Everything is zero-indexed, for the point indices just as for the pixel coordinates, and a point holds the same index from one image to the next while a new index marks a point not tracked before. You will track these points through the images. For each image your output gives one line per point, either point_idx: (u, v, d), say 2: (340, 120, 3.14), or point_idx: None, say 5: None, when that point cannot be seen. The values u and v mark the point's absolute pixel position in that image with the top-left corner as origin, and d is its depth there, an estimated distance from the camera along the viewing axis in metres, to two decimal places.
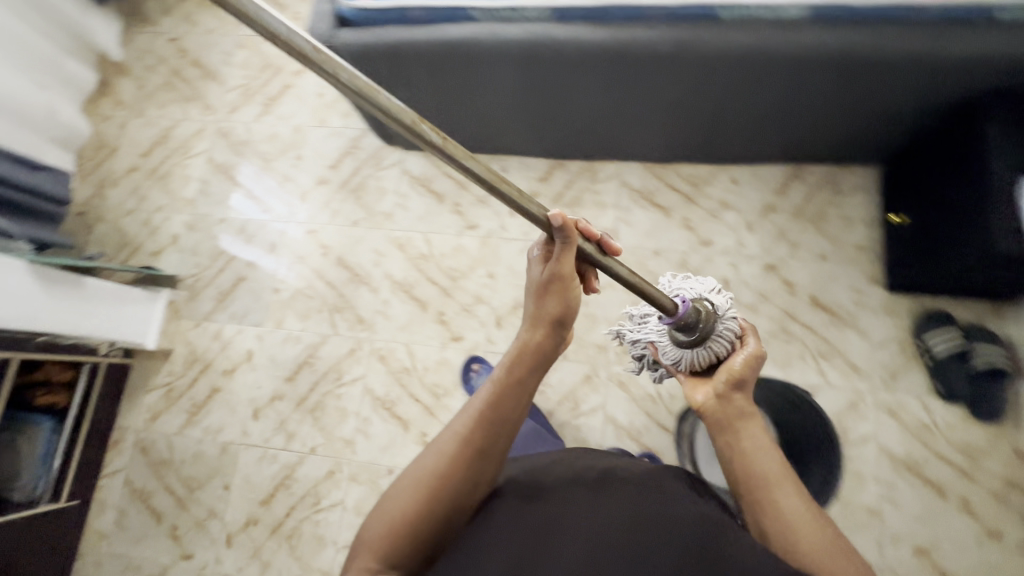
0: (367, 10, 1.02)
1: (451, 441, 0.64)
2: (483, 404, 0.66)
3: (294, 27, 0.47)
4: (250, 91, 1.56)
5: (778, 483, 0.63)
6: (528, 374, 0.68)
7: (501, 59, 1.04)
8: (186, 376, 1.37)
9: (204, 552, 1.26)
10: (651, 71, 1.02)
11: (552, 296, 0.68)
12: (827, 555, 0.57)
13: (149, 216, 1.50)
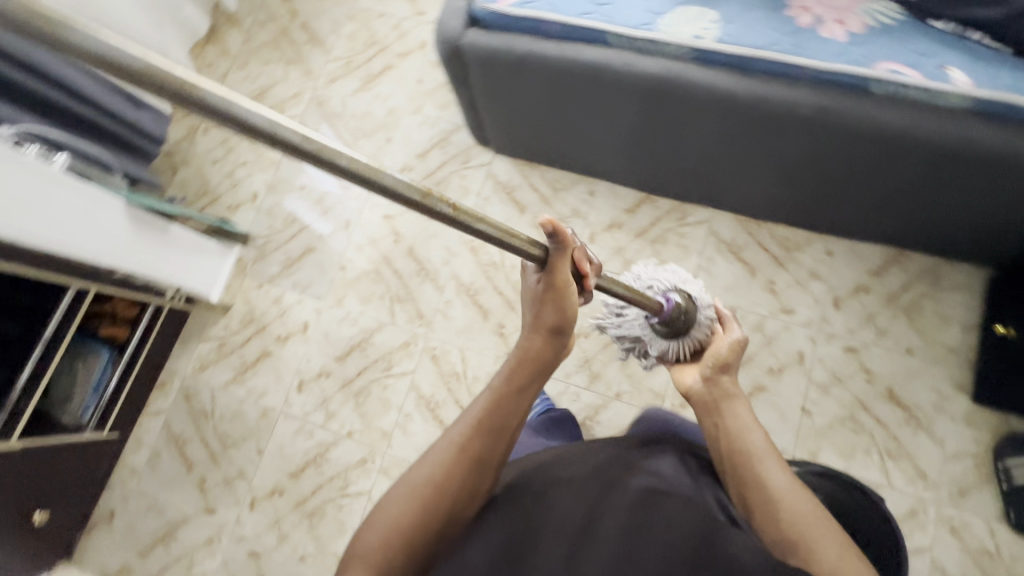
0: (502, 15, 0.99)
1: (449, 450, 0.63)
2: (481, 412, 0.65)
3: (282, 120, 0.38)
4: (353, 65, 1.56)
5: (762, 457, 0.64)
6: (524, 380, 0.67)
7: (624, 89, 1.00)
8: (241, 334, 1.39)
9: (227, 510, 1.28)
10: (779, 130, 0.97)
11: (549, 307, 0.66)
12: (808, 526, 0.58)
13: (233, 169, 1.51)
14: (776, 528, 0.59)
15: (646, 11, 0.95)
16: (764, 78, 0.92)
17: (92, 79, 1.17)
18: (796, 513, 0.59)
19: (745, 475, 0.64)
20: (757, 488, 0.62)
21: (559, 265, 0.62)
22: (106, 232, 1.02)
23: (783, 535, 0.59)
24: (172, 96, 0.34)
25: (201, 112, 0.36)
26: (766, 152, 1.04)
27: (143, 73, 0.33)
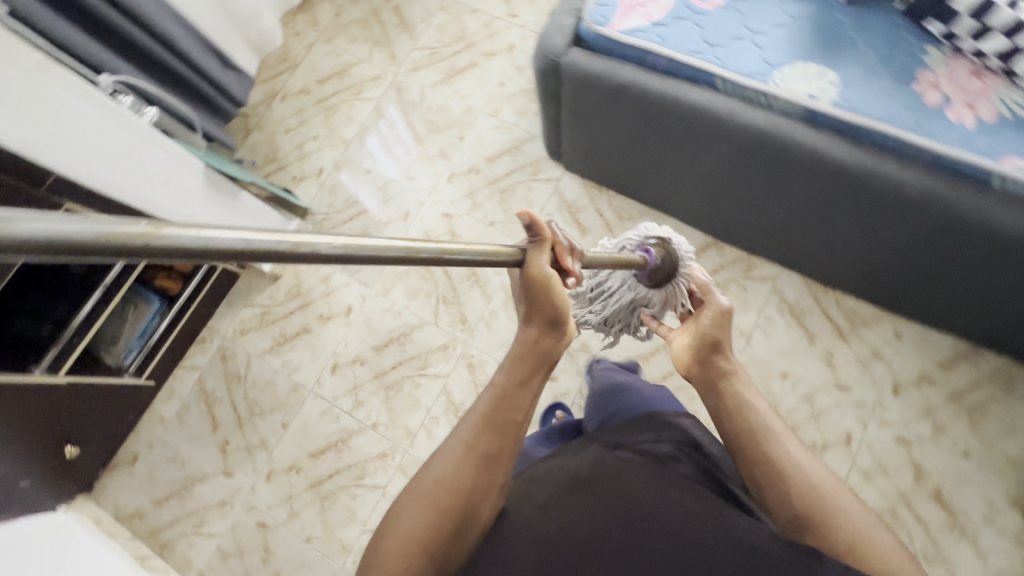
0: (610, 40, 0.97)
1: (458, 448, 0.58)
2: (485, 408, 0.60)
3: (249, 236, 0.33)
4: (437, 56, 1.55)
5: (764, 433, 0.62)
6: (528, 373, 0.62)
7: (720, 136, 0.96)
8: (285, 306, 1.40)
9: (244, 476, 1.30)
10: (876, 205, 0.92)
11: (543, 303, 0.61)
12: (818, 499, 0.57)
13: (303, 141, 1.52)
14: (785, 505, 0.58)
15: (761, 62, 0.91)
16: (873, 150, 0.87)
17: (183, 30, 1.17)
18: (803, 487, 0.57)
19: (748, 456, 0.61)
20: (761, 469, 0.60)
21: (542, 266, 0.59)
22: (185, 194, 1.03)
23: (797, 513, 0.57)
24: (130, 254, 0.28)
25: (163, 258, 0.29)
26: (857, 222, 0.98)
27: (84, 243, 0.26)
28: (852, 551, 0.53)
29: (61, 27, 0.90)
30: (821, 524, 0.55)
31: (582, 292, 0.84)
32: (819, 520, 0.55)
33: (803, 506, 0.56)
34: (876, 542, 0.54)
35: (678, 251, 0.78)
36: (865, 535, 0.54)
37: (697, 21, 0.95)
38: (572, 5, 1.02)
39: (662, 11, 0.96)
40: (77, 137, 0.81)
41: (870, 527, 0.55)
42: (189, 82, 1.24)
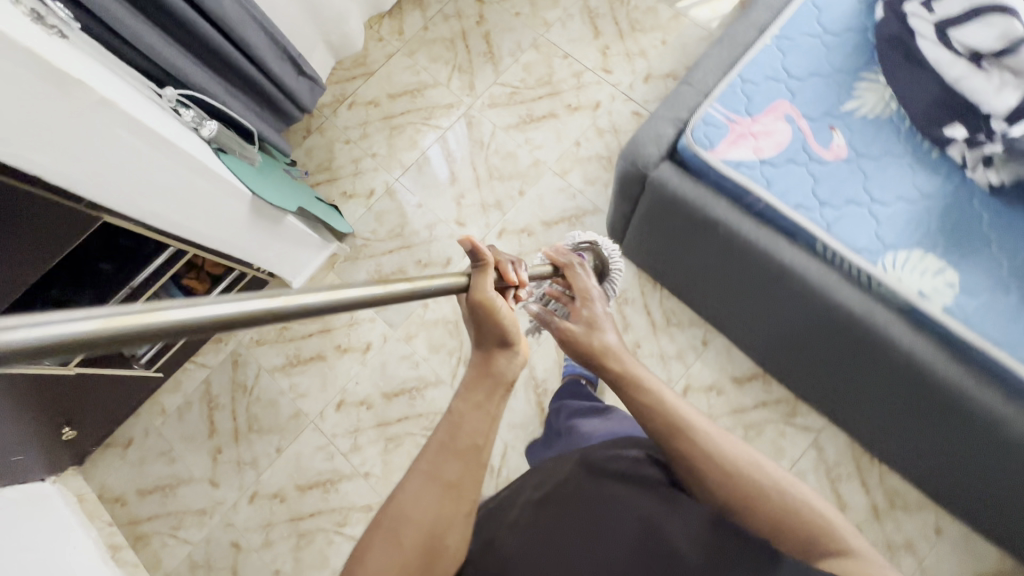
0: (710, 166, 0.87)
1: (418, 479, 0.50)
2: (444, 434, 0.52)
3: (246, 302, 0.37)
4: (517, 97, 1.46)
5: (687, 424, 0.61)
6: (487, 396, 0.55)
7: (803, 301, 0.85)
8: (306, 326, 1.36)
9: (229, 491, 1.28)
10: (955, 423, 0.81)
11: (486, 327, 0.58)
12: (732, 481, 0.57)
13: (361, 156, 1.46)
14: (710, 493, 0.58)
15: (873, 236, 0.80)
16: (976, 371, 0.76)
17: (259, 33, 1.11)
18: (728, 474, 0.58)
19: (675, 452, 0.60)
20: (687, 471, 0.60)
21: (487, 288, 0.58)
22: (227, 219, 0.97)
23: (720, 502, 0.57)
24: (145, 337, 0.31)
25: (165, 336, 0.33)
26: (931, 429, 0.87)
27: (87, 336, 0.28)
28: (780, 523, 0.55)
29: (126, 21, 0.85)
30: (749, 507, 0.56)
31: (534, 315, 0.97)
32: (744, 500, 0.56)
33: (727, 492, 0.57)
34: (800, 505, 0.56)
35: (605, 249, 0.95)
36: (796, 502, 0.56)
37: (812, 170, 0.84)
38: (676, 112, 0.92)
39: (775, 149, 0.85)
40: (129, 171, 0.75)
41: (791, 494, 0.57)
42: (256, 85, 1.18)
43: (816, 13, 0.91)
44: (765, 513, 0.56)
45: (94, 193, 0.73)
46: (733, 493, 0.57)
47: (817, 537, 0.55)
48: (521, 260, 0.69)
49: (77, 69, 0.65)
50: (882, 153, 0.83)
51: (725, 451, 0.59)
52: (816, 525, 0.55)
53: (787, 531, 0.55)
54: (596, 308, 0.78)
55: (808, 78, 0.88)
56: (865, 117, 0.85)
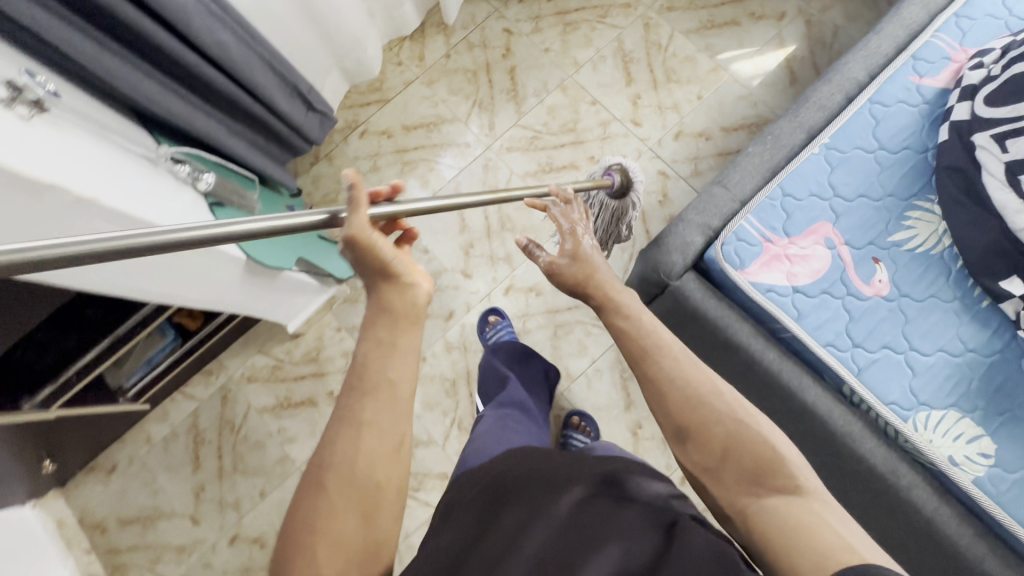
0: (738, 283, 0.80)
1: (338, 425, 0.50)
2: (353, 377, 0.51)
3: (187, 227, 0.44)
4: (538, 142, 1.38)
5: (658, 350, 0.61)
6: (388, 334, 0.53)
7: (814, 435, 0.79)
8: (299, 367, 1.31)
9: (209, 530, 1.26)
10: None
11: (370, 262, 0.54)
12: (689, 411, 0.57)
13: (369, 190, 1.39)
14: (667, 416, 0.58)
15: (907, 390, 0.74)
16: (1005, 554, 0.70)
17: (267, 72, 1.03)
18: (686, 399, 0.58)
19: (647, 374, 0.60)
20: (655, 390, 0.59)
21: (362, 226, 0.53)
22: (218, 284, 0.92)
23: (681, 426, 0.57)
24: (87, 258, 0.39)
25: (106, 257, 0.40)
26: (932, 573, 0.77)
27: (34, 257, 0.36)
28: (726, 449, 0.55)
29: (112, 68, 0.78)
30: (698, 433, 0.56)
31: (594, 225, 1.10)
32: (695, 421, 0.57)
33: (689, 411, 0.57)
34: (750, 435, 0.55)
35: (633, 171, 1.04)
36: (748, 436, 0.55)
37: (848, 306, 0.77)
38: (706, 219, 0.84)
39: (811, 277, 0.79)
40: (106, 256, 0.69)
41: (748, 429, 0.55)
42: (262, 122, 1.10)
43: (873, 124, 0.82)
44: (710, 443, 0.55)
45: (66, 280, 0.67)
46: (687, 418, 0.57)
47: (761, 472, 0.53)
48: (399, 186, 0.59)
49: (48, 161, 0.59)
50: (926, 295, 0.76)
51: (687, 377, 0.58)
52: (763, 463, 0.53)
53: (732, 458, 0.54)
54: (582, 239, 0.77)
55: (856, 199, 0.80)
56: (914, 252, 0.78)
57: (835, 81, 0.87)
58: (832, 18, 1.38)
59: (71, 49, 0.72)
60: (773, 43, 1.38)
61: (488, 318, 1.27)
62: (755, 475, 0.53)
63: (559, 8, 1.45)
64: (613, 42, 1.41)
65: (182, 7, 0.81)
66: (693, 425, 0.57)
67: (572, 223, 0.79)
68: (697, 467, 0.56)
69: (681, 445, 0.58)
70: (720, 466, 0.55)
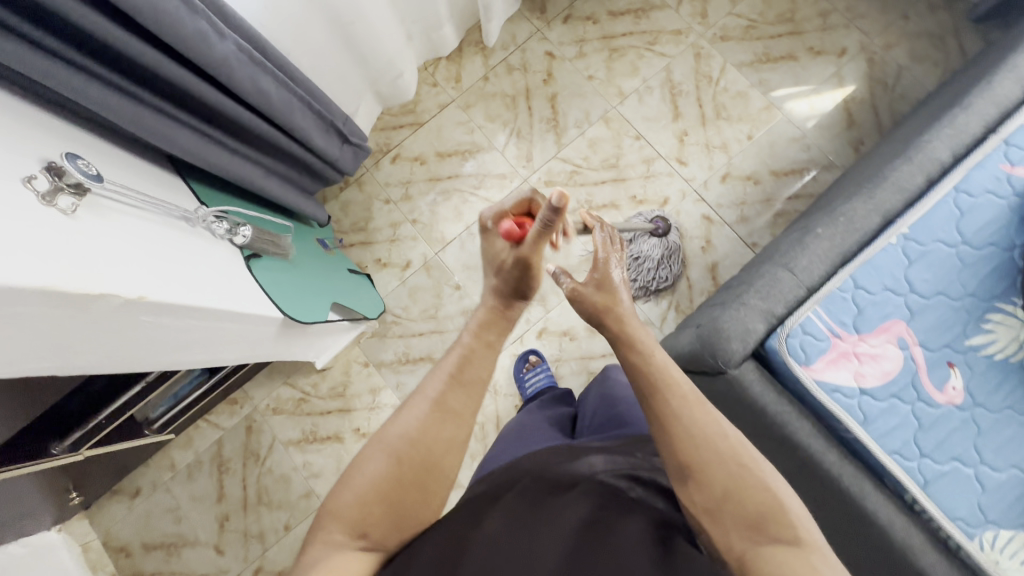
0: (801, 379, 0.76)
1: (425, 404, 0.54)
2: (451, 367, 0.56)
3: None
4: (578, 177, 1.32)
5: (666, 384, 0.57)
6: (497, 337, 0.58)
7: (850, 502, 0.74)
8: (325, 402, 1.30)
9: (233, 561, 1.25)
10: None
11: (519, 278, 0.58)
12: (695, 443, 0.54)
13: (400, 220, 1.34)
14: (669, 451, 0.55)
15: (975, 506, 0.71)
16: None
17: (306, 111, 0.97)
18: (690, 437, 0.54)
19: (653, 412, 0.56)
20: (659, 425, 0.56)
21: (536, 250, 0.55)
22: (255, 343, 0.89)
23: (682, 462, 0.54)
24: None
25: None
26: None
27: None
28: (727, 494, 0.52)
29: (139, 117, 0.72)
30: (701, 473, 0.53)
31: (649, 264, 1.21)
32: (696, 461, 0.53)
33: (693, 450, 0.54)
34: (753, 480, 0.52)
35: None
36: (749, 481, 0.52)
37: (918, 412, 0.74)
38: (770, 305, 0.80)
39: (880, 379, 0.75)
40: (146, 341, 0.66)
41: (749, 471, 0.52)
42: (296, 158, 1.04)
43: (957, 216, 0.77)
44: (710, 485, 0.52)
45: (103, 365, 0.64)
46: (692, 456, 0.54)
47: (762, 516, 0.50)
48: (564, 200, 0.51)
49: (84, 260, 0.54)
50: (1003, 407, 0.73)
51: (694, 415, 0.55)
52: (765, 508, 0.51)
53: (733, 502, 0.52)
54: (613, 268, 0.66)
55: (933, 297, 0.76)
56: (991, 358, 0.74)
57: (917, 160, 0.82)
58: (896, 57, 1.30)
59: (99, 106, 0.68)
60: (831, 81, 1.30)
61: (527, 358, 1.25)
62: (756, 518, 0.50)
63: (606, 32, 1.37)
64: (661, 72, 1.34)
65: (225, 58, 0.75)
66: (695, 464, 0.54)
67: (605, 254, 0.66)
68: (699, 508, 0.53)
69: (680, 482, 0.55)
70: (721, 508, 0.52)
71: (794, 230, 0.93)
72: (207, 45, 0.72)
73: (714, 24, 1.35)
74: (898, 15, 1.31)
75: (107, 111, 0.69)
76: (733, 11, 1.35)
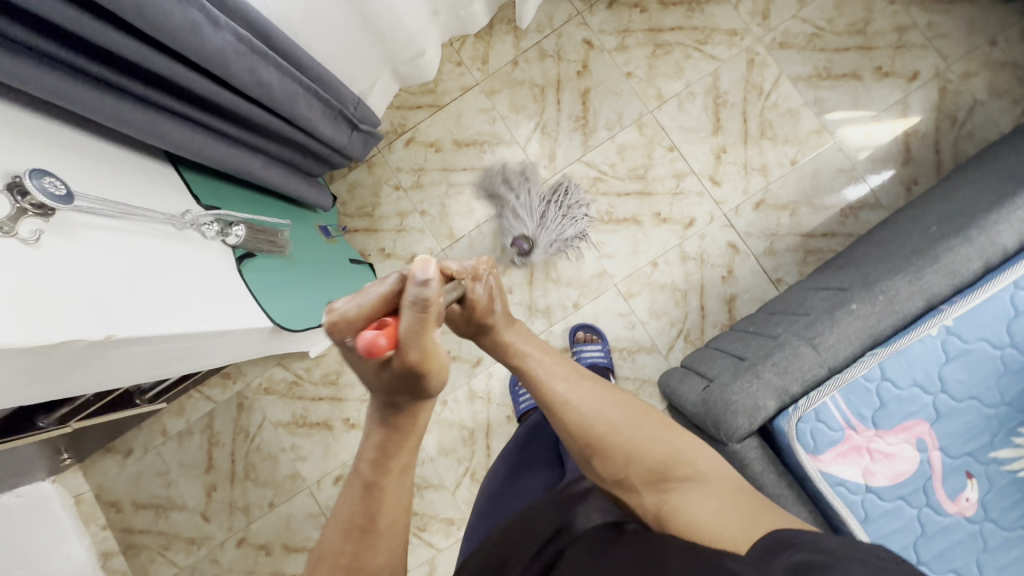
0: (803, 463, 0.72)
1: (338, 572, 0.50)
2: (360, 515, 0.52)
3: None
4: (601, 185, 1.23)
5: (547, 374, 0.60)
6: (406, 458, 0.53)
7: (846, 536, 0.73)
8: (317, 389, 1.29)
9: (218, 529, 1.29)
10: None
11: (412, 386, 0.47)
12: (591, 421, 0.58)
13: (407, 210, 1.28)
14: (568, 436, 0.59)
15: None
16: None
17: (313, 102, 0.89)
18: (582, 418, 0.58)
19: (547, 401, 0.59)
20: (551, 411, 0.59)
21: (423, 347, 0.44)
22: (242, 350, 0.85)
23: (583, 445, 0.58)
24: None
25: None
26: None
27: None
28: (629, 458, 0.57)
29: (123, 114, 0.65)
30: (601, 450, 0.57)
31: (557, 208, 1.20)
32: (594, 443, 0.57)
33: (588, 436, 0.58)
34: (643, 448, 0.57)
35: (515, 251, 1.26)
36: (641, 440, 0.57)
37: (923, 519, 0.70)
38: (786, 383, 0.74)
39: (890, 480, 0.70)
40: (117, 368, 0.62)
41: (637, 429, 0.58)
42: (301, 147, 0.97)
43: (1010, 315, 0.70)
44: (613, 456, 0.57)
45: (70, 390, 0.60)
46: (587, 440, 0.58)
47: (665, 466, 0.56)
48: (428, 274, 0.43)
49: (41, 302, 0.49)
50: (1015, 526, 0.69)
51: (579, 400, 0.59)
52: (664, 459, 0.56)
53: (637, 462, 0.56)
54: (479, 288, 0.56)
55: (964, 401, 0.70)
56: (1014, 473, 0.70)
57: (978, 242, 0.73)
58: (973, 89, 1.17)
59: (75, 103, 0.61)
60: (893, 109, 1.18)
61: None
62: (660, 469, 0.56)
63: (654, 24, 1.23)
64: (707, 77, 1.22)
65: (220, 51, 0.67)
66: (594, 442, 0.58)
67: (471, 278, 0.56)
68: (610, 479, 0.59)
69: (590, 463, 0.59)
70: (628, 475, 0.57)
71: (824, 291, 0.86)
72: (201, 38, 0.64)
73: (775, 27, 1.21)
74: (984, 40, 1.17)
75: (84, 108, 0.62)
76: (799, 15, 1.21)
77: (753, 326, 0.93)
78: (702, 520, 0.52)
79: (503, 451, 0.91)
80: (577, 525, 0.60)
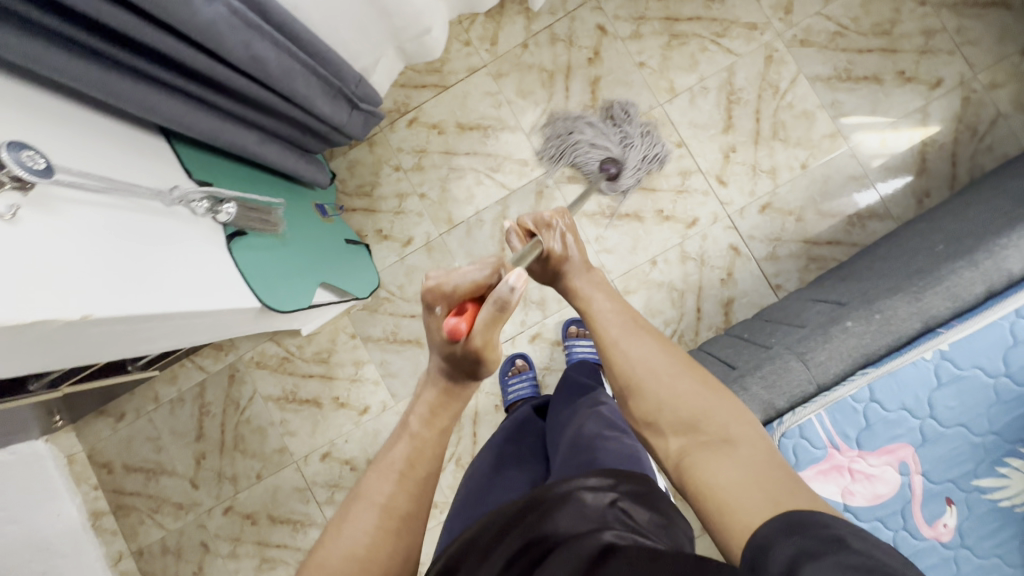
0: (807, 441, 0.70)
1: (373, 509, 0.50)
2: (400, 462, 0.53)
3: None
4: None
5: (604, 319, 0.61)
6: (449, 420, 0.56)
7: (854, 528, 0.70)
8: (308, 365, 1.29)
9: (206, 496, 1.31)
10: None
11: (463, 359, 0.53)
12: (635, 368, 0.57)
13: (407, 191, 1.26)
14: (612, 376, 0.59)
15: None
16: None
17: (312, 80, 0.86)
18: (625, 361, 0.58)
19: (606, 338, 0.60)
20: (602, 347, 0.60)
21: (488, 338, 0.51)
22: (225, 328, 0.83)
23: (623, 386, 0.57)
24: None
25: None
26: None
27: None
28: (662, 406, 0.54)
29: (113, 86, 0.64)
30: (636, 391, 0.56)
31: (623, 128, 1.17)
32: (631, 387, 0.56)
33: (626, 378, 0.57)
34: (681, 400, 0.53)
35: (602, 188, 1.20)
36: (680, 391, 0.54)
37: (898, 542, 0.69)
38: (772, 398, 0.72)
39: (868, 501, 0.70)
40: (95, 346, 0.61)
41: (677, 379, 0.55)
42: (300, 124, 0.95)
43: (1008, 344, 0.69)
44: (646, 401, 0.55)
45: (49, 365, 0.60)
46: (625, 381, 0.57)
47: (697, 419, 0.51)
48: (513, 293, 0.48)
49: (12, 279, 0.48)
50: (990, 554, 0.69)
51: (627, 346, 0.58)
52: (696, 414, 0.52)
53: (668, 411, 0.53)
54: (556, 245, 0.67)
55: (952, 428, 0.69)
56: (995, 503, 0.69)
57: (984, 267, 0.71)
58: (997, 100, 1.12)
59: (59, 73, 0.59)
60: (912, 117, 1.13)
61: (513, 362, 1.21)
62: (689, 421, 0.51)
63: (671, 13, 1.19)
64: (722, 72, 1.17)
65: (212, 24, 0.65)
66: (633, 384, 0.56)
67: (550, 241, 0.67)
68: (640, 421, 0.56)
69: (624, 405, 0.58)
70: (658, 420, 0.54)
71: (822, 303, 0.84)
72: (192, 10, 0.62)
73: (796, 24, 1.16)
74: (1013, 49, 1.12)
75: (69, 78, 0.60)
76: (823, 12, 1.16)
77: (747, 332, 0.91)
78: (724, 486, 0.46)
79: (489, 442, 0.92)
80: (558, 527, 0.56)
